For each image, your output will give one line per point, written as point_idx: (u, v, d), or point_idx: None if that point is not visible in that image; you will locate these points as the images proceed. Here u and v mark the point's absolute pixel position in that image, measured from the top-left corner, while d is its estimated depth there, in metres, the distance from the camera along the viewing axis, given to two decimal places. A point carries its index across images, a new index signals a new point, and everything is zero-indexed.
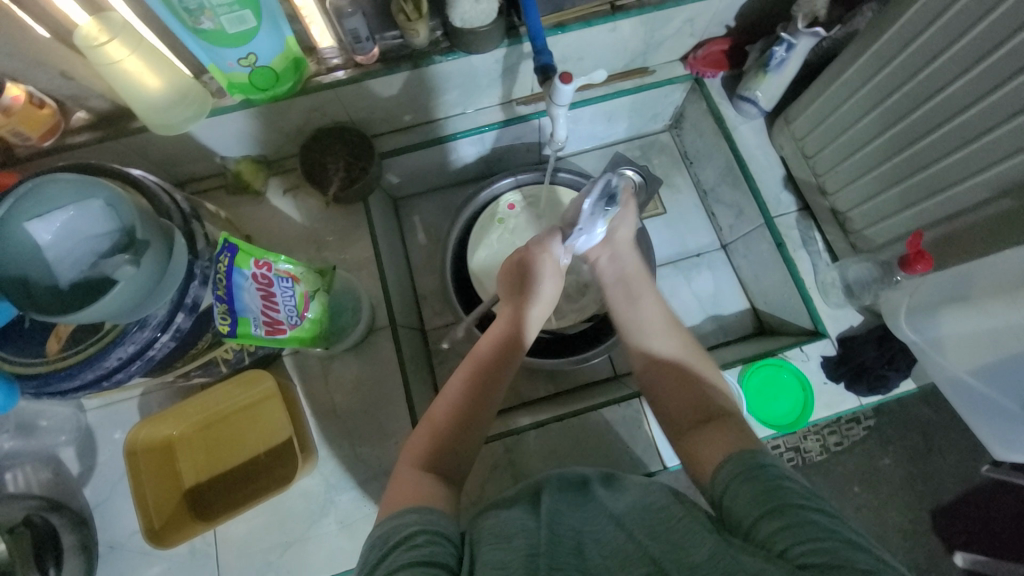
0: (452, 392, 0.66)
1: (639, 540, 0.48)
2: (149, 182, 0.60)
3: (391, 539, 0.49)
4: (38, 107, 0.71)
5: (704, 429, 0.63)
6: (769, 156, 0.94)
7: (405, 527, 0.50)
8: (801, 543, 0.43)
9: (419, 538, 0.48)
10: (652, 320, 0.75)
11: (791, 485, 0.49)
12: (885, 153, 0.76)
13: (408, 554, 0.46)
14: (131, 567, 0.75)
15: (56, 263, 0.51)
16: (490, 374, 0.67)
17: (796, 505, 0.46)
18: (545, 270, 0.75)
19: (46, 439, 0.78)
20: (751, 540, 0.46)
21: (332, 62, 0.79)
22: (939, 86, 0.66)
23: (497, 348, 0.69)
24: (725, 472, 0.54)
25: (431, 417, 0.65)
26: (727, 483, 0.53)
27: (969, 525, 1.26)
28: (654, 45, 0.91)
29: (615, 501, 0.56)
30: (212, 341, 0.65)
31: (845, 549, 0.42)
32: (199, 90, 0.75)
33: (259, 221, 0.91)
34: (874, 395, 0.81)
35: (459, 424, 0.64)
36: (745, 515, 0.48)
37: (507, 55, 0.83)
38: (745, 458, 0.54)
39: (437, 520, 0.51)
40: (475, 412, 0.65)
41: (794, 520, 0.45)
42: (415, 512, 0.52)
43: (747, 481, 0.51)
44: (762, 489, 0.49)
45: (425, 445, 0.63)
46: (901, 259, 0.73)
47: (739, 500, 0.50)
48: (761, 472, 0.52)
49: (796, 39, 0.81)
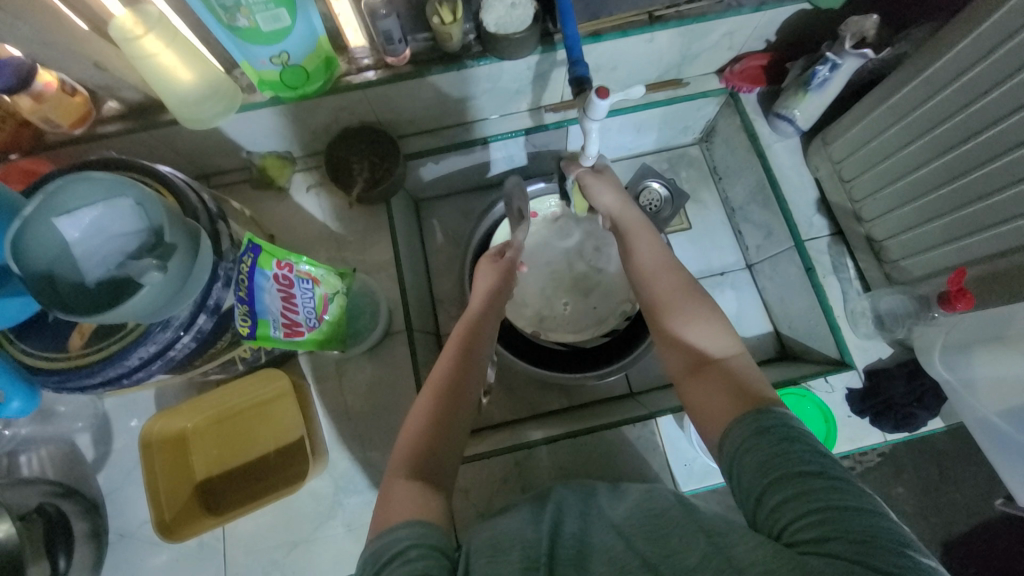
0: (436, 374, 0.64)
1: (637, 547, 0.47)
2: (177, 180, 0.60)
3: (382, 557, 0.47)
4: (71, 95, 0.72)
5: (700, 379, 0.57)
6: (803, 177, 0.92)
7: (395, 543, 0.48)
8: (802, 519, 0.42)
9: (413, 552, 0.47)
10: (648, 263, 0.68)
11: (796, 446, 0.47)
12: (929, 183, 0.73)
13: (400, 571, 0.45)
14: (140, 555, 0.76)
15: (82, 259, 0.51)
16: (471, 353, 0.66)
17: (798, 471, 0.45)
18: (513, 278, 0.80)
19: (63, 425, 0.79)
20: (756, 511, 0.46)
21: (363, 62, 0.78)
22: (996, 117, 0.63)
23: (474, 330, 0.69)
24: (732, 437, 0.50)
25: (420, 401, 0.62)
26: (731, 451, 0.49)
27: (981, 559, 1.23)
28: (690, 57, 0.88)
29: (614, 508, 0.55)
30: (231, 341, 0.65)
31: (842, 519, 0.42)
32: (231, 85, 0.74)
33: (282, 218, 0.91)
34: (900, 432, 0.79)
35: (447, 406, 0.61)
36: (749, 486, 0.47)
37: (540, 62, 0.81)
38: (750, 420, 0.50)
39: (431, 534, 0.49)
40: (461, 391, 0.63)
41: (796, 492, 0.44)
42: (409, 525, 0.49)
43: (753, 450, 0.48)
44: (767, 457, 0.47)
45: (413, 442, 0.59)
46: (941, 296, 0.71)
47: (744, 470, 0.48)
48: (767, 435, 0.48)
49: (842, 59, 0.78)
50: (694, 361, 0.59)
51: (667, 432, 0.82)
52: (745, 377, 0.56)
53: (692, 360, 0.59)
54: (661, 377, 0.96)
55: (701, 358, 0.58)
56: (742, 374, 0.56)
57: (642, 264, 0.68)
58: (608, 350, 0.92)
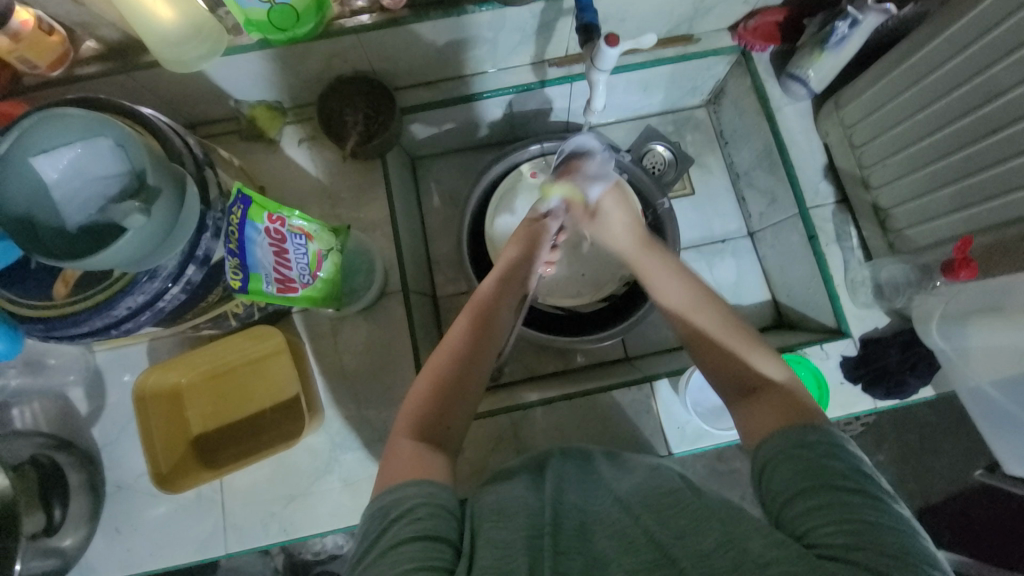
0: (448, 343, 0.64)
1: (645, 525, 0.48)
2: (159, 123, 0.57)
3: (390, 513, 0.48)
4: (47, 33, 0.67)
5: (752, 402, 0.58)
6: (812, 142, 0.89)
7: (406, 499, 0.49)
8: (830, 525, 0.43)
9: (422, 510, 0.48)
10: (676, 298, 0.68)
11: (839, 463, 0.48)
12: (941, 150, 0.71)
13: (409, 529, 0.46)
14: (137, 507, 0.77)
15: (63, 204, 0.49)
16: (486, 328, 0.65)
17: (836, 485, 0.46)
18: (547, 246, 0.76)
19: (55, 377, 0.78)
20: (782, 512, 0.47)
21: (357, 4, 0.73)
22: (1015, 81, 0.60)
23: (491, 305, 0.68)
24: (771, 445, 0.52)
25: (429, 365, 0.63)
26: (769, 454, 0.51)
27: (952, 524, 1.28)
28: (703, 11, 0.84)
29: (619, 482, 0.56)
30: (222, 296, 0.64)
31: (875, 532, 0.42)
32: (215, 27, 0.70)
33: (273, 172, 0.88)
34: (891, 399, 0.79)
35: (455, 383, 0.61)
36: (780, 489, 0.48)
37: (545, 10, 0.76)
38: (794, 432, 0.51)
39: (439, 492, 0.50)
40: (472, 364, 0.62)
41: (829, 502, 0.45)
42: (416, 484, 0.50)
43: (791, 459, 0.49)
44: (805, 466, 0.48)
45: (420, 408, 0.59)
46: (944, 264, 0.70)
47: (778, 474, 0.49)
48: (809, 449, 0.49)
49: (863, 15, 0.74)
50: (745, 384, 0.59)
51: (663, 396, 0.82)
52: (793, 401, 0.56)
53: (742, 382, 0.60)
54: (658, 343, 0.96)
55: (752, 383, 0.59)
56: (795, 397, 0.56)
57: (674, 307, 0.68)
58: (605, 314, 0.92)
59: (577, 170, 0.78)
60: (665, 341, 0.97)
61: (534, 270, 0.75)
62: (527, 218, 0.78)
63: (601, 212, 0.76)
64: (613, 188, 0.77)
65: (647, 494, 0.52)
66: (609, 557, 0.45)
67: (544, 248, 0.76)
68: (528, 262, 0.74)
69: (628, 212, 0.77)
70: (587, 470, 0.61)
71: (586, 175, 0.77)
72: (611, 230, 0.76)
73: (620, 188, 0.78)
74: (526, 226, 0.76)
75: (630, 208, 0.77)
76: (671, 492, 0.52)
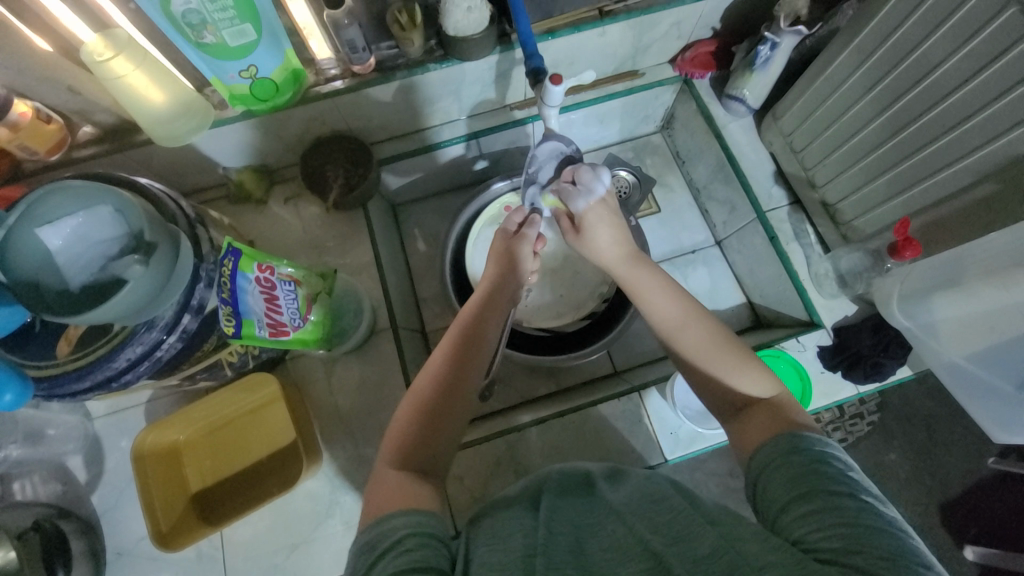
0: (429, 371, 0.65)
1: (640, 534, 0.49)
2: (155, 190, 0.62)
3: (377, 547, 0.48)
4: (45, 122, 0.73)
5: (743, 418, 0.60)
6: (759, 152, 0.97)
7: (392, 532, 0.49)
8: (825, 529, 0.44)
9: (410, 541, 0.48)
10: (665, 318, 0.67)
11: (832, 469, 0.49)
12: (870, 145, 0.78)
13: (398, 561, 0.46)
14: (137, 573, 0.76)
15: (66, 266, 0.54)
16: (470, 356, 0.66)
17: (828, 490, 0.47)
18: (525, 259, 0.75)
19: (55, 447, 0.80)
20: (777, 519, 0.48)
21: (330, 73, 0.81)
22: (920, 75, 0.67)
23: (471, 329, 0.68)
24: (764, 453, 0.53)
25: (411, 394, 0.64)
26: (763, 463, 0.53)
27: (976, 517, 1.26)
28: (642, 48, 0.93)
29: (616, 494, 0.57)
30: (217, 344, 0.68)
31: (867, 535, 0.43)
32: (203, 104, 0.77)
33: (262, 229, 0.93)
34: (871, 382, 0.82)
35: (438, 411, 0.62)
36: (776, 496, 0.49)
37: (500, 61, 0.85)
38: (786, 439, 0.53)
39: (428, 522, 0.50)
40: (455, 393, 0.63)
41: (821, 505, 0.46)
42: (403, 515, 0.50)
43: (783, 466, 0.51)
44: (798, 472, 0.49)
45: (402, 438, 0.61)
46: (890, 247, 0.74)
47: (773, 481, 0.51)
48: (801, 455, 0.51)
49: (780, 37, 0.83)
50: (738, 404, 0.62)
51: (651, 404, 0.84)
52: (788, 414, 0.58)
53: (739, 397, 0.62)
54: (643, 354, 0.99)
55: (742, 398, 0.61)
56: (789, 409, 0.59)
57: (660, 320, 0.67)
58: (588, 330, 0.95)
59: (567, 182, 0.74)
60: (651, 352, 1.00)
61: (516, 286, 0.75)
62: (501, 233, 0.79)
63: (586, 228, 0.73)
64: (597, 205, 0.73)
65: (643, 507, 0.53)
66: (607, 566, 0.46)
67: (522, 259, 0.75)
68: (510, 282, 0.74)
69: (617, 228, 0.73)
70: (583, 483, 0.62)
71: (575, 188, 0.73)
72: (598, 246, 0.73)
73: (607, 203, 0.74)
74: (502, 241, 0.77)
75: (618, 224, 0.74)
76: (665, 499, 0.53)
